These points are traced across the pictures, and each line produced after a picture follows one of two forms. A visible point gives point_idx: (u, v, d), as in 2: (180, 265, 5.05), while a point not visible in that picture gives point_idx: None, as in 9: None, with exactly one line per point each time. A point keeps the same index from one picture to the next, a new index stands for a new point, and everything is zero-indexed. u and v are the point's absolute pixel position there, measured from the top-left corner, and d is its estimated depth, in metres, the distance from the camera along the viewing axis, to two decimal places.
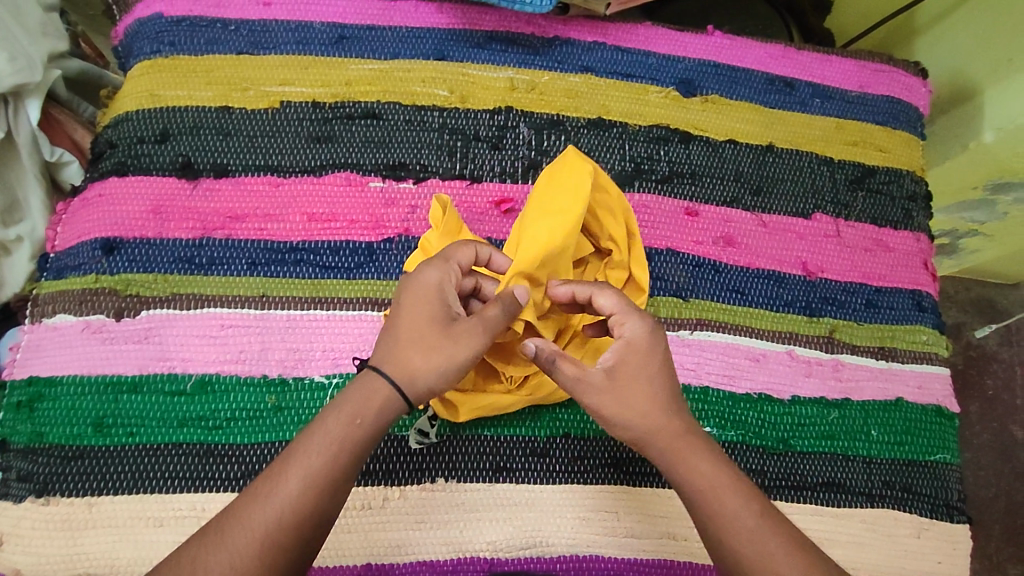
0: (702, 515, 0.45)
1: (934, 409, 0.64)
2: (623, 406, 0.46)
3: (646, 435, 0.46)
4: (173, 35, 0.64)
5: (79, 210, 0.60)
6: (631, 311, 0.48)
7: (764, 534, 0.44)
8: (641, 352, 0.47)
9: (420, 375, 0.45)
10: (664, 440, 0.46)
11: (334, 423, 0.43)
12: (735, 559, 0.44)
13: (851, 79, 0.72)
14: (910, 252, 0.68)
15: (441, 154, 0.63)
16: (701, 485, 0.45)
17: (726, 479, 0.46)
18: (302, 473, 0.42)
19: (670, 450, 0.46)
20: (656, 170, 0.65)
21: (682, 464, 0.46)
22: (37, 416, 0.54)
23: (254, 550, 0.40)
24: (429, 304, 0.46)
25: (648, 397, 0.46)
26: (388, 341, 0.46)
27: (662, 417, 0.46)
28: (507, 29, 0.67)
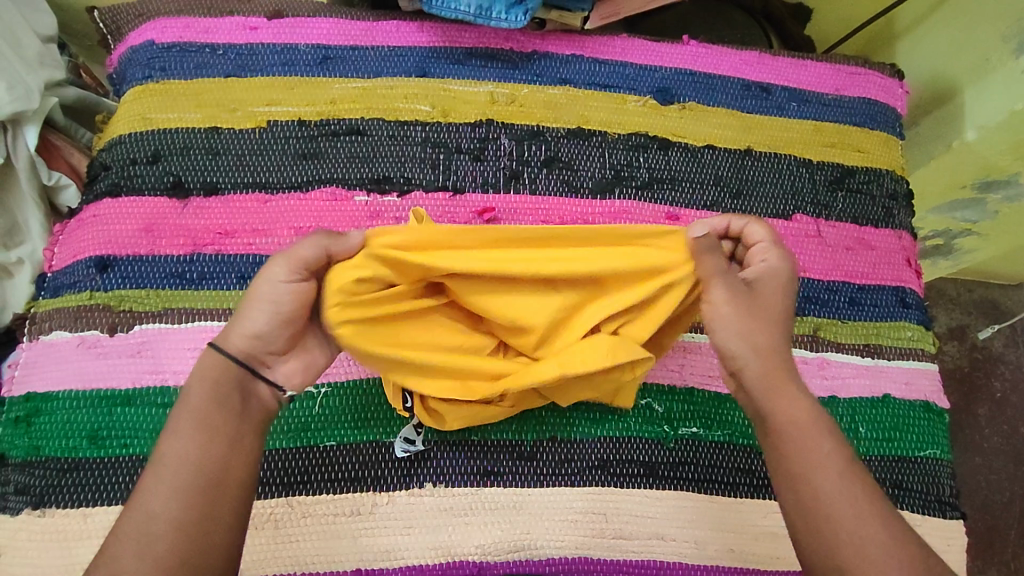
0: (790, 447, 0.45)
1: (923, 404, 0.64)
2: (744, 318, 0.47)
3: (751, 354, 0.47)
4: (164, 61, 0.66)
5: (75, 230, 0.62)
6: (775, 245, 0.50)
7: (848, 480, 0.44)
8: (777, 283, 0.49)
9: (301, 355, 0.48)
10: (768, 363, 0.47)
11: (194, 392, 0.44)
12: (816, 495, 0.44)
13: (827, 82, 0.73)
14: (893, 250, 0.68)
15: (424, 167, 0.64)
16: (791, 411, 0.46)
17: (818, 421, 0.46)
18: (176, 444, 0.42)
19: (766, 377, 0.46)
20: (637, 177, 0.67)
21: (777, 394, 0.46)
22: (33, 430, 0.56)
23: (146, 540, 0.40)
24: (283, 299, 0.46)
25: (771, 323, 0.48)
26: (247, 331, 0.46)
27: (771, 339, 0.47)
28: (486, 45, 0.69)
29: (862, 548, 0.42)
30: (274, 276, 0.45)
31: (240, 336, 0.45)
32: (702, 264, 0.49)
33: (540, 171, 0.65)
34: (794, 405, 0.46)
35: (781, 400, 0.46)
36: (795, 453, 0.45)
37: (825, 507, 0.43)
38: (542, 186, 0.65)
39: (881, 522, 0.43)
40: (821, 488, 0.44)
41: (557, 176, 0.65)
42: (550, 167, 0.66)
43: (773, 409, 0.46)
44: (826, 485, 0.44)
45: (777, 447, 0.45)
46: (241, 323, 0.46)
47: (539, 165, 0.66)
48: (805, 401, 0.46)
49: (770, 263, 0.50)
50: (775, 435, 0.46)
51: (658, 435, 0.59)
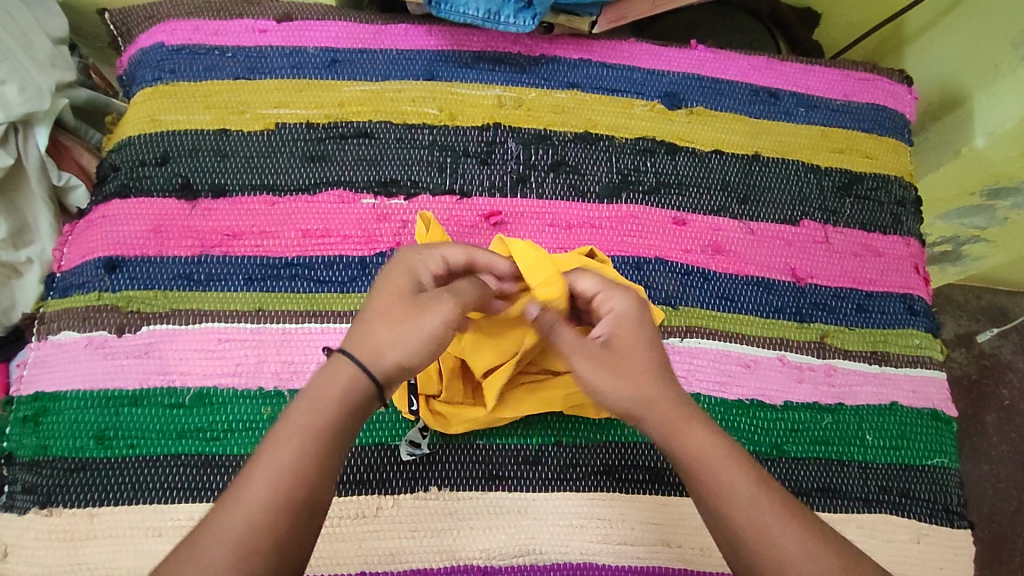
0: (699, 485, 0.43)
1: (930, 413, 0.64)
2: (614, 376, 0.45)
3: (645, 406, 0.45)
4: (173, 63, 0.66)
5: (84, 231, 0.62)
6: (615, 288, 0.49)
7: (759, 499, 0.42)
8: (625, 324, 0.48)
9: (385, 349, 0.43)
10: (660, 410, 0.45)
11: (318, 402, 0.41)
12: (733, 528, 0.41)
13: (835, 88, 0.73)
14: (901, 257, 0.68)
15: (431, 170, 0.64)
16: (699, 450, 0.43)
17: (724, 449, 0.44)
18: (278, 462, 0.39)
19: (667, 420, 0.45)
20: (644, 182, 0.66)
21: (677, 434, 0.44)
22: (41, 430, 0.56)
23: (233, 561, 0.36)
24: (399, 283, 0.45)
25: (639, 366, 0.46)
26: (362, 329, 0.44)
27: (650, 387, 0.45)
28: (494, 48, 0.69)
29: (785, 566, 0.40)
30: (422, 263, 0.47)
31: (406, 351, 0.43)
32: (601, 304, 0.49)
33: (547, 175, 0.65)
34: (698, 443, 0.44)
35: (688, 440, 0.44)
36: (708, 492, 0.42)
37: (743, 541, 0.41)
38: (549, 190, 0.65)
39: (798, 537, 0.41)
40: (734, 518, 0.41)
41: (564, 180, 0.65)
42: (558, 172, 0.66)
43: (677, 452, 0.44)
44: (742, 515, 0.41)
45: (692, 489, 0.43)
46: (406, 335, 0.43)
47: (546, 170, 0.66)
48: (710, 440, 0.44)
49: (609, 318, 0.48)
50: (689, 479, 0.43)
51: None
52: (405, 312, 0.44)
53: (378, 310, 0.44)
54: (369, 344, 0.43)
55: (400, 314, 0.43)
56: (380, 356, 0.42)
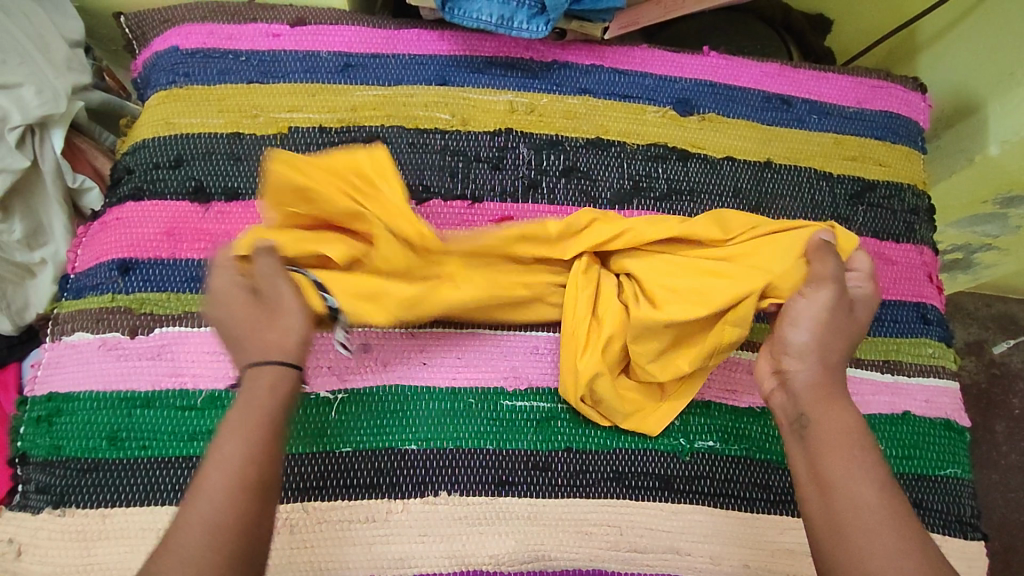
0: (834, 454, 0.46)
1: (943, 423, 0.63)
2: (826, 328, 0.51)
3: (818, 358, 0.51)
4: (188, 67, 0.67)
5: (98, 233, 0.62)
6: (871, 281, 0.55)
7: (890, 498, 0.43)
8: (864, 307, 0.54)
9: (275, 343, 0.47)
10: (823, 377, 0.50)
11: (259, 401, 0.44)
12: (857, 503, 0.43)
13: (849, 95, 0.73)
14: (914, 265, 0.68)
15: (443, 175, 0.65)
16: (837, 416, 0.48)
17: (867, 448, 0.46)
18: (228, 459, 0.42)
19: (821, 393, 0.49)
20: (655, 188, 0.66)
21: (833, 405, 0.48)
22: (55, 430, 0.56)
23: (207, 545, 0.39)
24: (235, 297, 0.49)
25: (843, 335, 0.52)
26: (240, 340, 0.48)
27: (829, 352, 0.51)
28: (506, 54, 0.69)
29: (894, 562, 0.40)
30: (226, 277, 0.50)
31: (290, 333, 0.48)
32: (818, 265, 0.53)
33: (559, 181, 0.65)
34: (834, 417, 0.48)
35: (827, 412, 0.48)
36: (839, 462, 0.45)
37: (866, 520, 0.42)
38: (560, 195, 0.65)
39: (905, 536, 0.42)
40: (862, 496, 0.43)
41: (575, 186, 0.65)
42: (569, 177, 0.66)
43: (822, 420, 0.48)
44: (864, 496, 0.43)
45: (825, 461, 0.45)
46: (279, 327, 0.48)
47: (558, 175, 0.66)
48: (848, 416, 0.48)
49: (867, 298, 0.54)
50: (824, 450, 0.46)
51: (674, 448, 0.58)
52: (254, 316, 0.48)
53: (236, 325, 0.48)
54: (263, 348, 0.47)
55: (258, 320, 0.48)
56: (278, 348, 0.47)
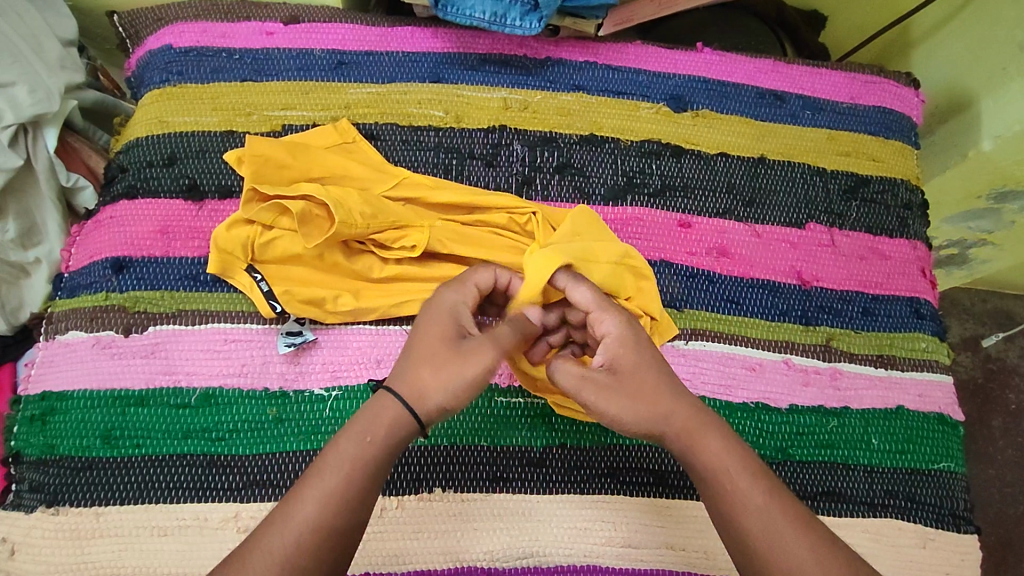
0: (717, 484, 0.44)
1: (937, 417, 0.63)
2: (634, 400, 0.46)
3: (662, 421, 0.46)
4: (181, 65, 0.67)
5: (92, 232, 0.62)
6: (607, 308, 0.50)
7: (773, 507, 0.43)
8: (624, 346, 0.48)
9: (429, 393, 0.44)
10: (676, 421, 0.46)
11: (374, 435, 0.43)
12: (744, 529, 0.43)
13: (842, 91, 0.73)
14: (908, 260, 0.68)
15: (437, 172, 0.65)
16: (710, 448, 0.45)
17: (738, 458, 0.45)
18: (317, 492, 0.41)
19: (686, 428, 0.46)
20: (649, 184, 0.66)
21: (695, 442, 0.45)
22: (49, 429, 0.56)
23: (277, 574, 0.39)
24: (441, 321, 0.47)
25: (656, 384, 0.47)
26: (416, 364, 0.45)
27: (669, 405, 0.46)
28: (500, 51, 0.69)
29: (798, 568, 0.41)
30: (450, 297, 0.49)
31: (442, 395, 0.45)
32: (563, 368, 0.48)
33: (552, 177, 0.65)
34: (701, 446, 0.45)
35: (697, 442, 0.45)
36: (721, 496, 0.44)
37: (756, 546, 0.42)
38: (555, 192, 0.65)
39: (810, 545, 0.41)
40: (745, 521, 0.43)
41: (569, 183, 0.66)
42: (563, 174, 0.66)
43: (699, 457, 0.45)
44: (750, 515, 0.43)
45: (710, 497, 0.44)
46: (444, 381, 0.45)
47: (551, 172, 0.66)
48: (716, 436, 0.46)
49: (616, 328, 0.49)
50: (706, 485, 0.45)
51: None
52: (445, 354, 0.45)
53: (419, 348, 0.46)
54: (411, 389, 0.44)
55: (441, 361, 0.45)
56: (421, 397, 0.44)
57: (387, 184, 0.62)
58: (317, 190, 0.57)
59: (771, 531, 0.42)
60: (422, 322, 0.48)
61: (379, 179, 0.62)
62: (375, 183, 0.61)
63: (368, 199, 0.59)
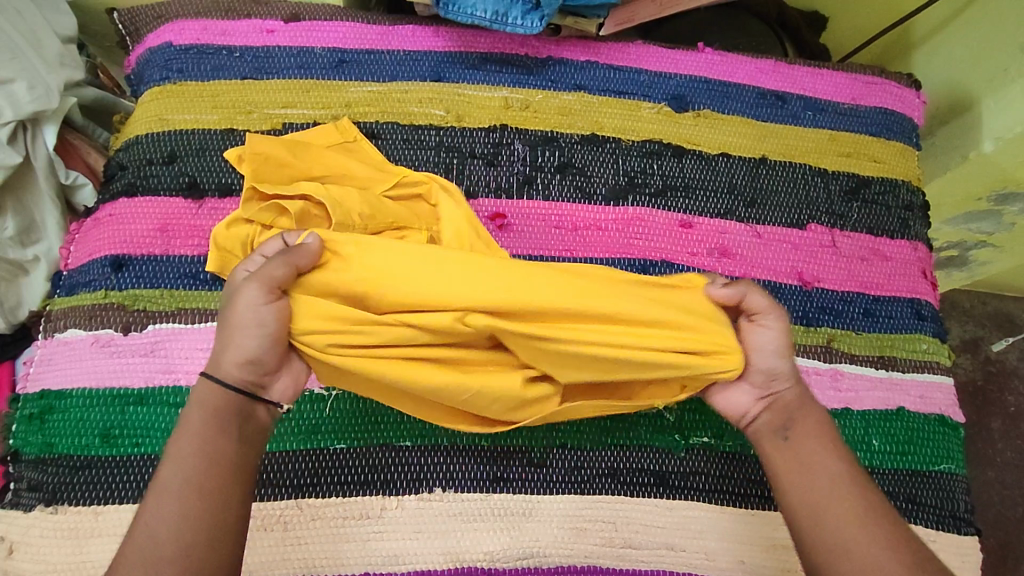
0: (800, 455, 0.48)
1: (937, 418, 0.63)
2: (783, 350, 0.49)
3: (792, 380, 0.49)
4: (181, 63, 0.67)
5: (91, 230, 0.62)
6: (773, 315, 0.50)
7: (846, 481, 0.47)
8: (790, 314, 0.50)
9: (230, 357, 0.44)
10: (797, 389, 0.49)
11: (195, 417, 0.44)
12: (813, 489, 0.46)
13: (844, 92, 0.73)
14: (909, 261, 0.68)
15: (437, 171, 0.64)
16: (812, 422, 0.49)
17: (828, 449, 0.48)
18: (162, 489, 0.42)
19: (800, 398, 0.49)
20: (650, 184, 0.66)
21: (804, 411, 0.49)
22: (47, 427, 0.56)
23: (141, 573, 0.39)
24: (229, 292, 0.46)
25: (799, 349, 0.50)
26: (219, 339, 0.44)
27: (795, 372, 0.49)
28: (502, 50, 0.69)
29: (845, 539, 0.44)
30: (238, 266, 0.47)
31: (246, 347, 0.44)
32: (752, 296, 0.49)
33: (553, 177, 0.65)
34: (807, 419, 0.49)
35: (806, 413, 0.49)
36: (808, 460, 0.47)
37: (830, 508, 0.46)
38: (555, 191, 0.65)
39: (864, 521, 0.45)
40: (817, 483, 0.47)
41: (570, 182, 0.65)
42: (564, 173, 0.66)
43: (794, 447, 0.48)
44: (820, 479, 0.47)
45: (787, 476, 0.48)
46: (241, 338, 0.44)
47: (552, 172, 0.65)
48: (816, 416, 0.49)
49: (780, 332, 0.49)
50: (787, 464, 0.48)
51: (670, 443, 0.58)
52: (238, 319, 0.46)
53: (224, 320, 0.45)
54: (221, 359, 0.44)
55: (230, 324, 0.44)
56: (230, 363, 0.44)
57: (390, 181, 0.61)
58: (317, 189, 0.57)
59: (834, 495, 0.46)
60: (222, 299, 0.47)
61: (378, 177, 0.61)
62: (375, 181, 0.61)
63: (370, 198, 0.59)
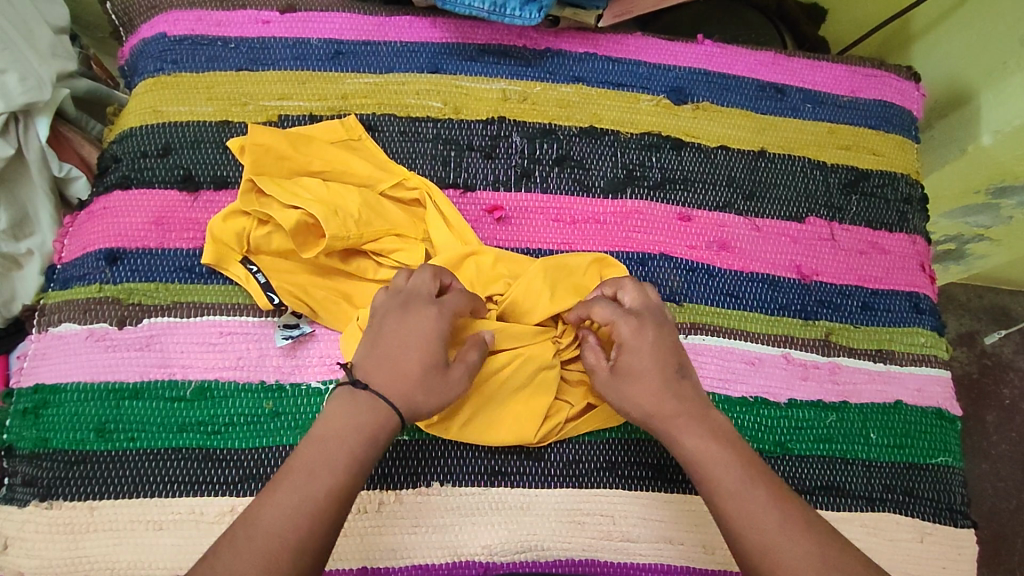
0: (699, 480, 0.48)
1: (934, 412, 0.63)
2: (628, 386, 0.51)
3: (651, 416, 0.50)
4: (175, 54, 0.66)
5: (85, 222, 0.62)
6: (626, 315, 0.52)
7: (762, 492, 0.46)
8: (640, 342, 0.51)
9: (417, 405, 0.48)
10: (662, 418, 0.50)
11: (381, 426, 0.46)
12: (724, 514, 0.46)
13: (843, 84, 0.72)
14: (907, 254, 0.68)
15: (435, 164, 0.64)
16: (689, 440, 0.49)
17: (717, 449, 0.48)
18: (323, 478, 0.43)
19: (669, 422, 0.50)
20: (649, 177, 0.66)
21: (674, 435, 0.50)
22: (42, 422, 0.56)
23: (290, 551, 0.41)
24: (426, 337, 0.49)
25: (650, 376, 0.51)
26: (381, 364, 0.48)
27: (659, 400, 0.50)
28: (499, 42, 0.69)
29: (770, 551, 0.44)
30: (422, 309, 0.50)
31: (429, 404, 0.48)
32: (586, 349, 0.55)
33: (552, 170, 0.65)
34: (687, 436, 0.49)
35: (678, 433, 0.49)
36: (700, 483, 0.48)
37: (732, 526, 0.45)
38: (554, 184, 0.65)
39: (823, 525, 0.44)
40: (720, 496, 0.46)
41: (568, 175, 0.65)
42: (562, 166, 0.65)
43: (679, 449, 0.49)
44: (723, 493, 0.46)
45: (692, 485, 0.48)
46: (429, 393, 0.48)
47: (551, 164, 0.65)
48: (694, 426, 0.49)
49: (644, 334, 0.52)
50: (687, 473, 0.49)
51: None
52: (431, 374, 0.48)
53: (401, 356, 0.48)
54: (400, 392, 0.47)
55: (430, 377, 0.48)
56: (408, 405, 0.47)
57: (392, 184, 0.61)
58: (318, 188, 0.58)
59: (750, 510, 0.45)
60: (398, 334, 0.49)
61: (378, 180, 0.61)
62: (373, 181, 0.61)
63: (371, 203, 0.59)
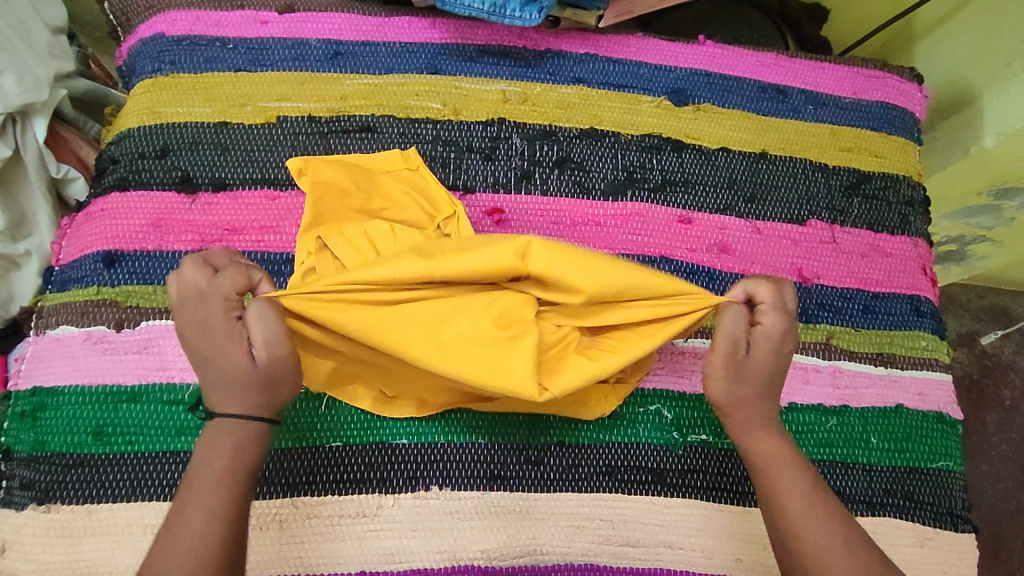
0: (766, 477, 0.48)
1: (936, 416, 0.63)
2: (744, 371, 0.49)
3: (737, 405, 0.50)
4: (173, 54, 0.65)
5: (83, 224, 0.61)
6: (783, 312, 0.50)
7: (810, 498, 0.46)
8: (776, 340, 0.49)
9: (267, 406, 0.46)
10: (747, 412, 0.50)
11: None
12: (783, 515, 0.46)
13: (845, 85, 0.72)
14: (909, 257, 0.67)
15: (434, 166, 0.64)
16: (770, 436, 0.49)
17: (790, 452, 0.49)
18: None
19: (752, 418, 0.50)
20: (649, 179, 0.66)
21: (750, 432, 0.50)
22: (39, 425, 0.55)
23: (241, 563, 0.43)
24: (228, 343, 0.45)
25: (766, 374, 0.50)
26: (217, 388, 0.46)
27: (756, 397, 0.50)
28: (499, 42, 0.68)
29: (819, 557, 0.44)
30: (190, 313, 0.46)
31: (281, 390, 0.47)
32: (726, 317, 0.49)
33: (552, 172, 0.65)
34: (762, 431, 0.49)
35: (756, 429, 0.49)
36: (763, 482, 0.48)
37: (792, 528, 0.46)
38: (554, 186, 0.64)
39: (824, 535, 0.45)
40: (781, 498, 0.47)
41: (568, 177, 0.65)
42: (562, 168, 0.65)
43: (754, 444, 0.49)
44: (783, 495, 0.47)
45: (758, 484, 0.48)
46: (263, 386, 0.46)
47: (551, 166, 0.65)
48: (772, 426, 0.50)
49: (787, 340, 0.50)
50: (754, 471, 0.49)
51: (667, 441, 0.58)
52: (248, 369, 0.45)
53: (223, 373, 0.45)
54: (246, 402, 0.45)
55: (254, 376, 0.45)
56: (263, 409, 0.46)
57: (420, 208, 0.60)
58: (331, 180, 0.59)
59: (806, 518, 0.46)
60: (206, 352, 0.46)
61: (405, 201, 0.60)
62: (398, 199, 0.60)
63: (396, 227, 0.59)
